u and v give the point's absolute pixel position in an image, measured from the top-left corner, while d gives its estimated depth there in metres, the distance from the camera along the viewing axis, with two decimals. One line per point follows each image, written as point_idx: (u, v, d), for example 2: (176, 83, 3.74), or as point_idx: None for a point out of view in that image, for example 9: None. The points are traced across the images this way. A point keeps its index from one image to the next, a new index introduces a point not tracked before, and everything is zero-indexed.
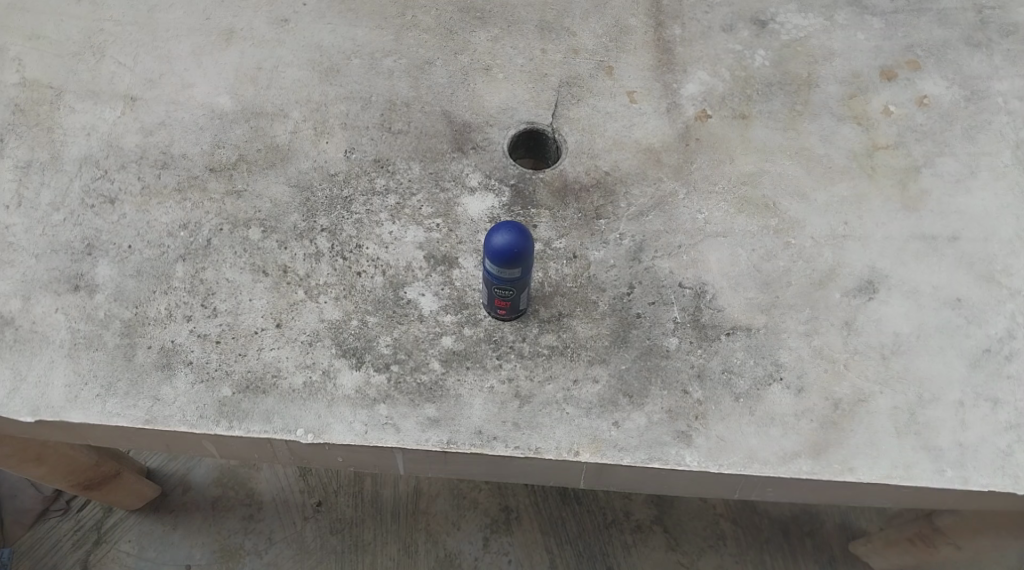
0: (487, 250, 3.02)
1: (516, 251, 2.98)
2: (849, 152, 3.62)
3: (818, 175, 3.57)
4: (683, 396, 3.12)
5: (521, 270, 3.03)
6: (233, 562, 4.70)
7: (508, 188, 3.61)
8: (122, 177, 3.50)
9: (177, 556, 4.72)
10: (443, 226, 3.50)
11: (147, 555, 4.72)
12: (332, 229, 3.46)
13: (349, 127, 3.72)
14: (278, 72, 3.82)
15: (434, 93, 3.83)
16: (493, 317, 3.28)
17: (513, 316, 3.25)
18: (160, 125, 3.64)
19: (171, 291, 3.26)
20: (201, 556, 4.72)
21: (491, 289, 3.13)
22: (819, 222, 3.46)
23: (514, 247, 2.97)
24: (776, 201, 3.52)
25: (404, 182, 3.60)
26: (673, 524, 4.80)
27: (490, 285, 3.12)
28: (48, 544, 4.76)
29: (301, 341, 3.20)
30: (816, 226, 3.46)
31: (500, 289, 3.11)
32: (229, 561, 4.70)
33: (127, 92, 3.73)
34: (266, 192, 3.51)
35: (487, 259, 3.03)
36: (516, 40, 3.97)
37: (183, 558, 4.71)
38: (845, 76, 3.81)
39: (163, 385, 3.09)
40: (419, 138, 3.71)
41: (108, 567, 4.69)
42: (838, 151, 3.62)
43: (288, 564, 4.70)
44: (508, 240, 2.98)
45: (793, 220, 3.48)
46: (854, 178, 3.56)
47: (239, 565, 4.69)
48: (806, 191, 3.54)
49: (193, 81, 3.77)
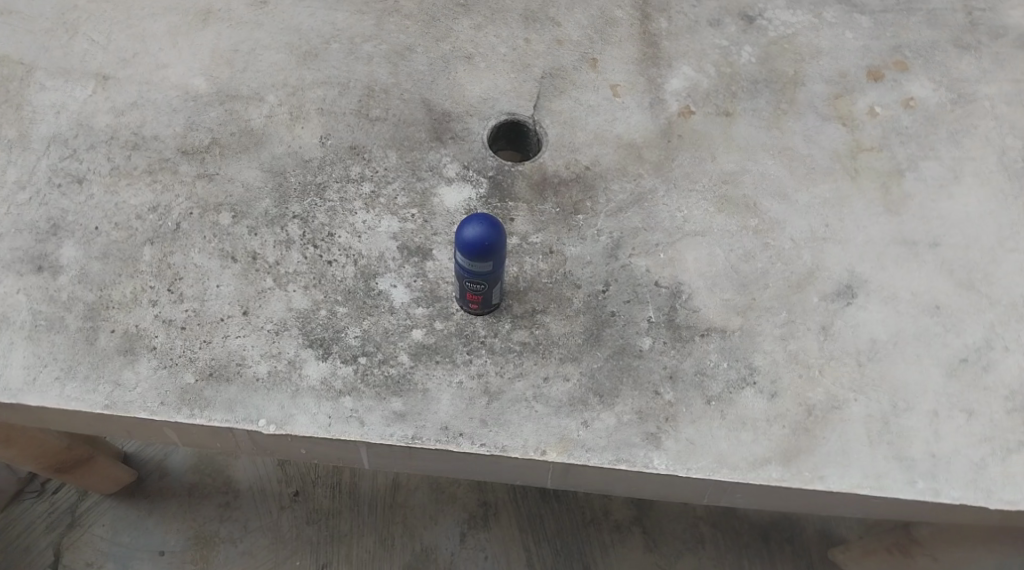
0: (459, 242, 2.95)
1: (487, 244, 2.91)
2: (832, 153, 3.57)
3: (800, 176, 3.52)
4: (654, 397, 3.08)
5: (493, 264, 2.97)
6: (207, 549, 4.65)
7: (486, 180, 3.54)
8: (91, 158, 3.43)
9: (151, 542, 4.67)
10: (417, 217, 3.43)
11: (120, 541, 4.67)
12: (304, 216, 3.38)
13: (326, 113, 3.63)
14: (255, 55, 3.74)
15: (413, 80, 3.74)
16: (465, 311, 3.22)
17: (486, 310, 3.19)
18: (132, 105, 3.57)
19: (137, 275, 3.19)
20: (174, 543, 4.66)
21: (463, 282, 3.07)
22: (800, 224, 3.41)
23: (485, 240, 2.91)
24: (758, 201, 3.48)
25: (380, 171, 3.52)
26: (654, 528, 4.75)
27: (461, 278, 3.06)
28: (20, 526, 4.71)
29: (268, 330, 3.14)
30: (797, 227, 3.41)
31: (471, 282, 3.04)
32: (203, 549, 4.65)
33: (99, 71, 3.65)
34: (238, 176, 3.43)
35: (458, 251, 2.96)
36: (499, 29, 3.90)
37: (156, 544, 4.66)
38: (831, 75, 3.75)
39: (125, 370, 3.01)
40: (397, 127, 3.62)
41: (80, 551, 4.64)
42: (821, 152, 3.57)
43: (262, 553, 4.65)
44: (480, 232, 2.91)
45: (773, 221, 3.43)
46: (837, 180, 3.50)
47: (213, 554, 4.64)
48: (789, 191, 3.49)
49: (167, 62, 3.69)
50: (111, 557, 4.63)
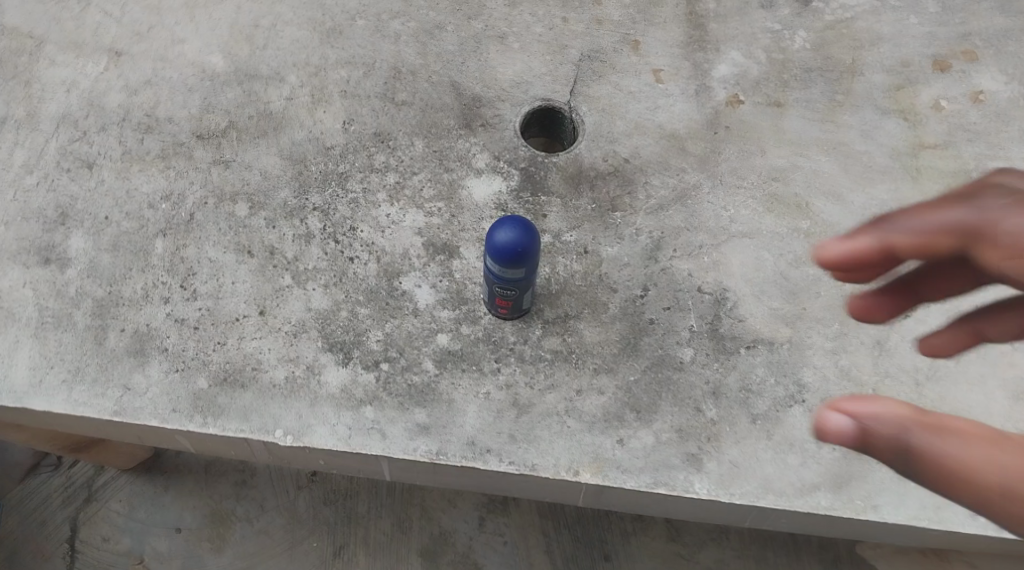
0: (489, 247, 2.75)
1: (519, 250, 2.71)
2: (892, 150, 3.32)
3: (856, 174, 3.27)
4: (695, 414, 2.88)
5: (524, 272, 2.76)
6: (223, 529, 4.31)
7: (517, 172, 3.32)
8: (101, 140, 3.23)
9: (166, 519, 4.35)
10: (444, 212, 3.23)
11: (136, 516, 4.36)
12: (324, 208, 3.18)
13: (349, 96, 3.41)
14: (276, 32, 3.51)
15: (443, 62, 3.51)
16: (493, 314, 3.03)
17: (515, 315, 3.00)
18: (146, 83, 3.36)
19: (149, 269, 3.02)
20: (190, 521, 4.34)
21: (492, 287, 2.87)
22: (853, 227, 3.18)
23: (518, 246, 2.70)
24: (809, 201, 3.23)
25: (404, 160, 3.31)
26: (695, 540, 4.19)
27: (490, 283, 2.86)
28: (35, 502, 4.43)
29: (285, 332, 2.96)
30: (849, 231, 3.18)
31: (501, 288, 2.85)
32: (220, 528, 4.32)
33: (111, 45, 3.43)
34: (255, 164, 3.23)
35: (488, 255, 2.76)
36: (535, 7, 3.64)
37: (172, 522, 4.34)
38: (893, 64, 3.48)
39: (135, 373, 2.86)
40: (424, 112, 3.41)
41: (96, 527, 4.37)
42: (879, 148, 3.32)
43: (279, 534, 4.31)
44: (513, 237, 2.70)
45: (826, 224, 3.19)
46: (896, 179, 3.26)
47: (229, 532, 4.31)
48: (843, 192, 3.24)
49: (183, 37, 3.47)
50: (128, 533, 4.35)
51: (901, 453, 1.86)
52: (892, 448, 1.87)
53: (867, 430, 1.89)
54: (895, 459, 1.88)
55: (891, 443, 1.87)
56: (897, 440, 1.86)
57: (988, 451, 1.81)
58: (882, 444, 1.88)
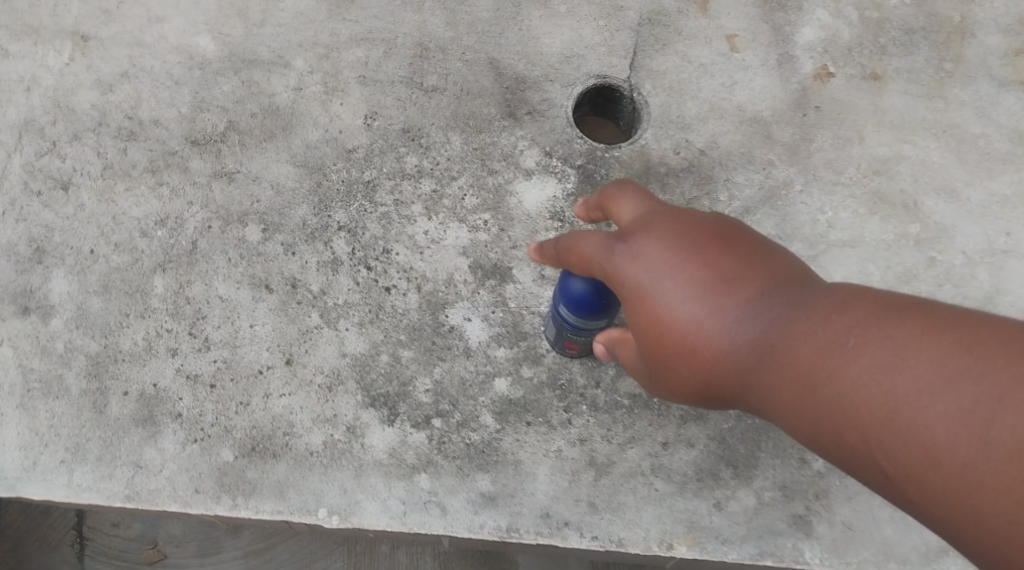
0: (567, 292, 2.28)
1: (597, 297, 2.24)
2: (1010, 131, 2.86)
3: (972, 164, 2.83)
4: (801, 466, 2.52)
5: (602, 317, 2.30)
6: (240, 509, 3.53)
7: (575, 171, 2.80)
8: (75, 152, 2.70)
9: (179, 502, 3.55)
10: (492, 224, 2.73)
11: None
12: (352, 227, 2.68)
13: (370, 83, 2.86)
14: (274, 3, 2.91)
15: (477, 34, 2.93)
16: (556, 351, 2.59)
17: (584, 357, 2.56)
18: (122, 76, 2.79)
19: (149, 315, 2.55)
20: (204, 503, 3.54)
21: (561, 328, 2.42)
22: (971, 231, 2.78)
23: (596, 291, 2.23)
24: (918, 199, 2.80)
25: (441, 162, 2.79)
26: None
27: (560, 324, 2.41)
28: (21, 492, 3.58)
29: (318, 385, 2.52)
30: (969, 235, 2.78)
31: (571, 331, 2.40)
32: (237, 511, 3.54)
33: (76, 27, 2.84)
34: (265, 174, 2.71)
35: (566, 301, 2.30)
36: None
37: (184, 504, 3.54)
38: (1009, 22, 2.95)
39: (145, 447, 2.45)
40: (459, 99, 2.86)
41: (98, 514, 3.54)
42: (996, 130, 2.86)
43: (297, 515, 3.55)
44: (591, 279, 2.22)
45: (939, 227, 2.78)
46: (1020, 168, 2.83)
47: None
48: (956, 186, 2.82)
49: (162, 14, 2.87)
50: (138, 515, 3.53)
51: (711, 399, 2.01)
52: (705, 397, 2.01)
53: (709, 389, 1.97)
54: (709, 404, 2.03)
55: (677, 392, 2.06)
56: (682, 392, 2.03)
57: (879, 428, 1.68)
58: (672, 393, 2.07)
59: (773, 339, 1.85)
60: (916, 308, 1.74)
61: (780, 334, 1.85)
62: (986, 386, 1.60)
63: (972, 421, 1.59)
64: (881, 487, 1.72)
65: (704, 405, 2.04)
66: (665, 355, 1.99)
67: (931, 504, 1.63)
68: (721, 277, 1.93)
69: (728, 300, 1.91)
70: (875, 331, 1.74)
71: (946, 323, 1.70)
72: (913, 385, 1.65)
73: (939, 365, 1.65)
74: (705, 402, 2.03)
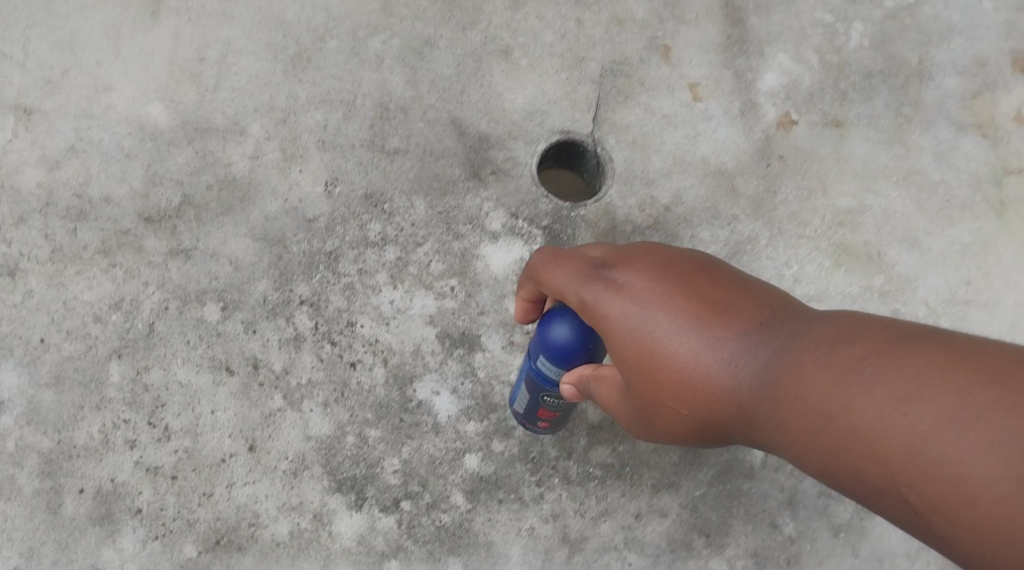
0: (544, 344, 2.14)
1: (586, 350, 2.11)
2: (971, 177, 2.84)
3: (933, 212, 2.80)
4: (772, 531, 2.51)
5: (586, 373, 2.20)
6: None
7: (541, 232, 2.73)
8: (22, 236, 2.61)
9: None
10: (459, 290, 2.65)
11: None
12: (314, 300, 2.61)
13: (330, 148, 2.77)
14: (226, 66, 2.83)
15: (438, 91, 2.84)
16: (519, 420, 2.47)
17: (548, 429, 2.46)
18: (70, 151, 2.71)
19: (105, 406, 2.49)
20: None
21: (538, 393, 2.29)
22: (935, 282, 2.75)
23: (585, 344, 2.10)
24: (883, 250, 2.76)
25: (405, 228, 2.70)
26: None
27: (537, 389, 2.28)
28: None
29: (283, 472, 2.46)
30: (932, 287, 2.74)
31: (549, 396, 2.28)
32: None
33: (19, 100, 2.75)
34: (223, 250, 2.64)
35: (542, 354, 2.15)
36: (542, 7, 2.93)
37: None
38: (966, 64, 2.93)
39: (105, 547, 2.40)
40: (422, 162, 2.77)
41: None
42: (957, 176, 2.83)
43: None
44: (580, 334, 2.09)
45: (902, 278, 2.74)
46: (979, 215, 2.81)
47: None
48: (919, 235, 2.78)
49: (109, 82, 2.78)
50: None
51: (707, 435, 1.93)
52: (699, 433, 1.93)
53: (706, 417, 1.90)
54: (704, 440, 1.95)
55: (667, 423, 1.97)
56: (674, 422, 1.95)
57: (907, 480, 1.56)
58: (661, 427, 2.00)
59: (767, 365, 1.80)
60: (907, 332, 1.67)
61: (781, 356, 1.79)
62: (988, 416, 1.50)
63: (975, 445, 1.49)
64: (896, 519, 1.62)
65: (699, 441, 1.96)
66: (660, 386, 1.92)
67: (951, 534, 1.53)
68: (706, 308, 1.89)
69: (720, 330, 1.87)
70: (869, 356, 1.66)
71: (934, 343, 1.63)
72: (911, 401, 1.57)
73: (943, 392, 1.55)
74: (700, 439, 1.95)
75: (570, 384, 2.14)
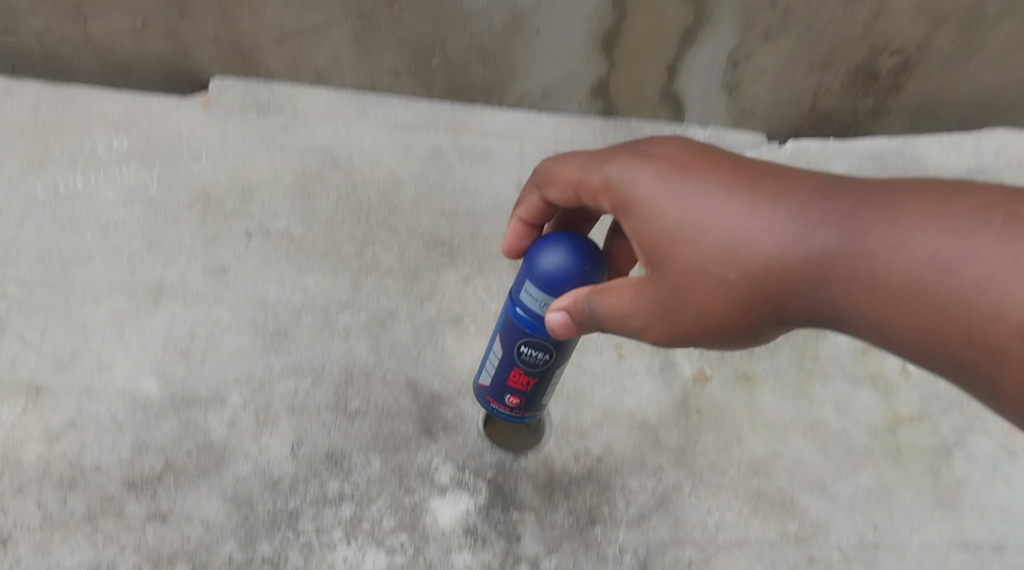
0: (535, 274, 2.35)
1: (580, 271, 2.32)
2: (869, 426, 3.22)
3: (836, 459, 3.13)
4: None
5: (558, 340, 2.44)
6: None
7: (486, 484, 2.99)
8: (17, 506, 2.84)
9: None
10: (409, 546, 2.87)
11: None
12: (275, 559, 2.82)
13: (298, 413, 3.08)
14: (215, 342, 3.20)
15: (396, 358, 3.23)
16: (490, 406, 2.70)
17: (522, 409, 2.67)
18: (68, 424, 2.99)
19: None
20: None
21: (515, 343, 2.50)
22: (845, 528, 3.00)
23: (578, 261, 2.32)
24: (794, 496, 3.04)
25: (360, 485, 2.96)
26: None
27: (514, 338, 2.50)
28: None
29: None
30: (842, 531, 2.99)
31: (526, 348, 2.49)
32: None
33: (30, 380, 3.06)
34: (196, 511, 2.88)
35: (535, 284, 2.36)
36: (489, 281, 3.46)
37: None
38: None
39: None
40: (380, 422, 3.08)
41: None
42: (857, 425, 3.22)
43: None
44: (569, 255, 2.32)
45: (815, 522, 3.00)
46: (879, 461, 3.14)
47: None
48: (826, 482, 3.08)
49: (111, 360, 3.13)
50: None
51: (753, 311, 2.16)
52: (743, 318, 2.17)
53: (755, 321, 2.18)
54: (755, 324, 2.18)
55: (710, 327, 2.21)
56: (718, 325, 2.20)
57: (986, 317, 1.87)
58: (704, 328, 2.21)
59: (791, 223, 2.10)
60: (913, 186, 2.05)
61: (835, 235, 2.05)
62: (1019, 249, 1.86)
63: (986, 253, 1.88)
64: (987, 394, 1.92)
65: (751, 329, 2.20)
66: (671, 256, 2.20)
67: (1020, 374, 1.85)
68: (739, 178, 2.20)
69: (755, 197, 2.15)
70: (869, 202, 2.06)
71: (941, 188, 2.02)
72: (952, 233, 1.93)
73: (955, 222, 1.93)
74: (736, 332, 2.21)
75: (567, 302, 2.30)
